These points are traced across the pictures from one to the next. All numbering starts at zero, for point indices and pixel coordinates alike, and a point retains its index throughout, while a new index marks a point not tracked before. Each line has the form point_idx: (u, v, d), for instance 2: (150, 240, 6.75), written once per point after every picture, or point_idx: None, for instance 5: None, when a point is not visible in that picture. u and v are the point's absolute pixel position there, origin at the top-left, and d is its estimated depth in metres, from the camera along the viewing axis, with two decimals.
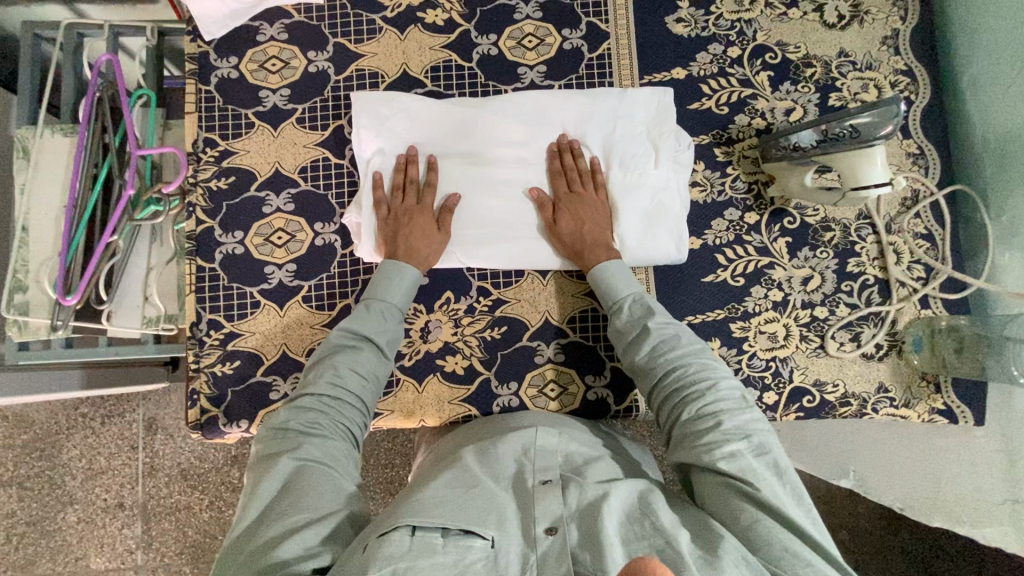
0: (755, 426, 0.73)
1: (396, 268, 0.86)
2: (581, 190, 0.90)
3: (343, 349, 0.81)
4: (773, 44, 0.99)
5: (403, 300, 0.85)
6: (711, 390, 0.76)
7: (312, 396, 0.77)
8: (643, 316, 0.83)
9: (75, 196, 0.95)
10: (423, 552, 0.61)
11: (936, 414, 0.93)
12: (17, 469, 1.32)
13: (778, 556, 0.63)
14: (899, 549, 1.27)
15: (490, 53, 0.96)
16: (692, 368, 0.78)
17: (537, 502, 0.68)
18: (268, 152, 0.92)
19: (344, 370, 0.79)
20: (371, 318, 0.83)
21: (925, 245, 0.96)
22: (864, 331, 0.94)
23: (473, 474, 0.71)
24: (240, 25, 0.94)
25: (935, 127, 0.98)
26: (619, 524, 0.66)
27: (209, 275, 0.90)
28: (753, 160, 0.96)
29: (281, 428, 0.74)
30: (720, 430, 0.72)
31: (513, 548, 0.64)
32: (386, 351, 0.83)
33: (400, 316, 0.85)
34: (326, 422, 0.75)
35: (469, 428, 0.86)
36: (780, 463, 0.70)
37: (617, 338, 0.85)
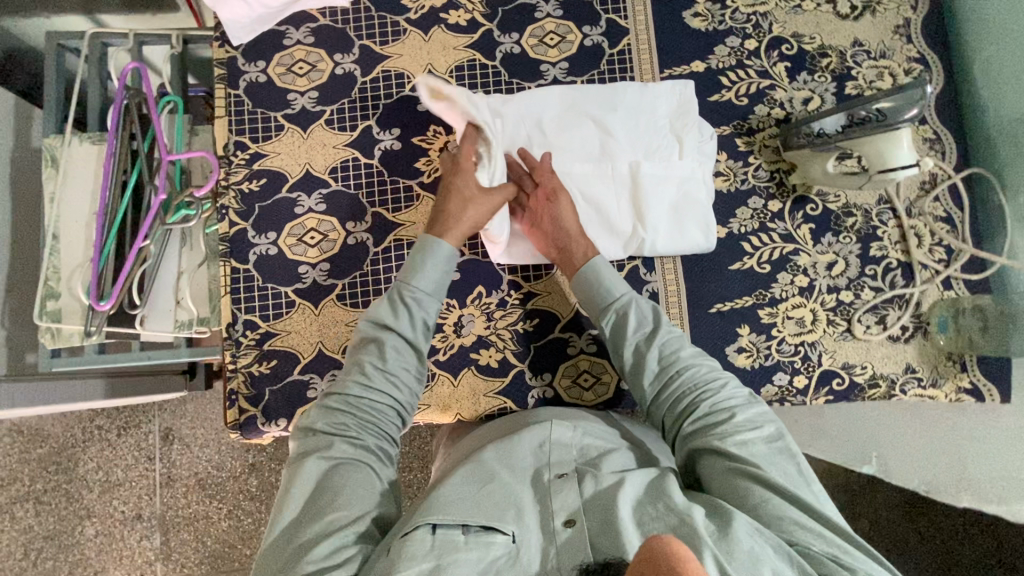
0: (763, 417, 0.74)
1: (428, 250, 0.85)
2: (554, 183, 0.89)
3: (370, 341, 0.80)
4: (789, 35, 1.01)
5: (432, 285, 0.84)
6: (719, 385, 0.77)
7: (340, 396, 0.77)
8: (649, 316, 0.83)
9: (105, 203, 0.96)
10: (447, 550, 0.62)
11: (964, 392, 0.95)
12: (35, 483, 1.32)
13: (794, 532, 0.64)
14: (920, 534, 1.28)
15: (513, 51, 0.98)
16: (699, 366, 0.78)
17: (554, 496, 0.68)
18: (299, 154, 0.93)
19: (372, 367, 0.78)
20: (397, 309, 0.82)
21: (945, 227, 0.97)
22: (889, 314, 0.96)
23: (490, 468, 0.72)
24: (267, 30, 0.96)
25: (950, 112, 1.00)
26: (634, 510, 0.66)
27: (244, 276, 0.90)
28: (774, 149, 0.98)
29: (310, 428, 0.75)
30: (733, 421, 0.73)
31: (533, 541, 0.65)
32: (415, 339, 0.82)
33: (430, 301, 0.83)
34: (355, 422, 0.75)
35: (490, 427, 0.86)
36: (790, 450, 0.71)
37: (618, 338, 0.82)
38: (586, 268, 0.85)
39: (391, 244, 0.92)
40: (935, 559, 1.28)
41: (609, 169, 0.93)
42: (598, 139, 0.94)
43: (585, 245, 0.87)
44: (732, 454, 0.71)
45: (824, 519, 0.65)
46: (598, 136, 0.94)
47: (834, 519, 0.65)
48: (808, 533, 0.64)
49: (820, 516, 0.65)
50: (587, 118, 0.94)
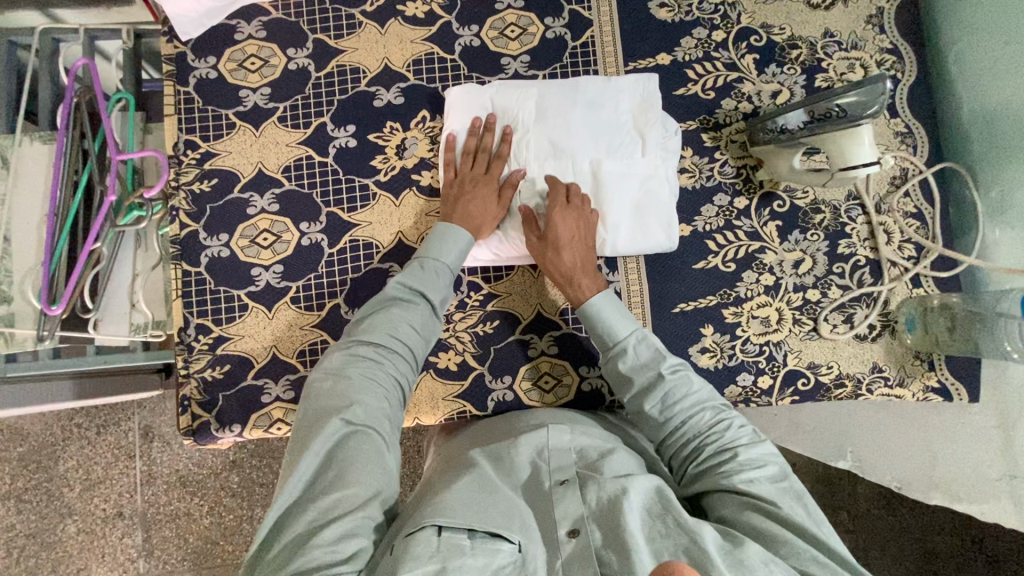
0: (768, 455, 0.72)
1: (449, 230, 0.84)
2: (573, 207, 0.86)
3: (396, 304, 0.80)
4: (758, 26, 0.98)
5: (457, 259, 0.84)
6: (724, 427, 0.74)
7: (365, 351, 0.75)
8: (652, 359, 0.79)
9: (55, 203, 0.93)
10: (451, 553, 0.59)
11: (931, 392, 0.94)
12: (15, 482, 1.31)
13: (806, 568, 0.61)
14: (900, 528, 1.27)
15: (472, 44, 0.95)
16: (704, 410, 0.76)
17: (556, 505, 0.68)
18: (250, 152, 0.91)
19: (398, 328, 0.78)
20: (426, 276, 0.82)
21: (915, 224, 0.95)
22: (857, 313, 0.94)
23: (493, 481, 0.71)
24: (216, 24, 0.92)
25: (923, 105, 0.98)
26: (642, 522, 0.65)
27: (196, 280, 0.88)
28: (741, 144, 0.96)
29: (331, 380, 0.73)
30: (737, 461, 0.70)
31: (538, 553, 0.64)
32: (438, 311, 0.82)
33: (452, 276, 0.84)
34: (380, 379, 0.74)
35: (478, 427, 0.87)
36: (798, 488, 0.68)
37: (621, 381, 0.81)
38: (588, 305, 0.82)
39: (347, 244, 0.90)
40: (915, 554, 1.26)
41: (574, 168, 0.90)
42: (561, 134, 0.91)
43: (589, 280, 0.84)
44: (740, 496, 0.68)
45: (839, 556, 0.62)
46: (562, 131, 0.91)
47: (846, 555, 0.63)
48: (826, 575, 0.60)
49: (833, 551, 0.63)
50: (549, 113, 0.91)
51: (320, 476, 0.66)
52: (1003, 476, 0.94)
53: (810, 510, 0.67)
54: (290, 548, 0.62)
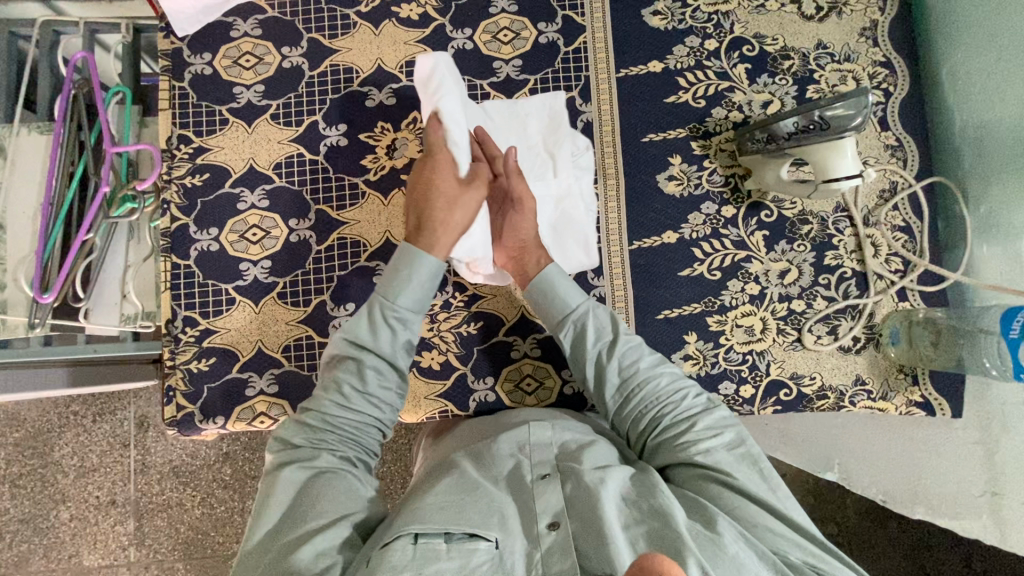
0: (722, 421, 0.73)
1: (407, 263, 0.78)
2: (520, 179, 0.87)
3: (344, 362, 0.76)
4: (751, 36, 0.98)
5: (414, 302, 0.78)
6: (679, 396, 0.75)
7: (314, 413, 0.74)
8: (606, 329, 0.80)
9: (51, 193, 0.95)
10: (428, 559, 0.60)
11: (914, 406, 0.93)
12: (10, 467, 1.33)
13: (770, 539, 0.63)
14: (891, 542, 1.22)
15: (465, 47, 0.95)
16: (659, 378, 0.76)
17: (537, 498, 0.67)
18: (243, 149, 0.92)
19: (347, 389, 0.74)
20: (377, 329, 0.77)
21: (903, 237, 0.95)
22: (842, 324, 0.94)
23: (473, 478, 0.70)
24: (213, 21, 0.94)
25: (914, 119, 0.98)
26: (620, 510, 0.66)
27: (185, 273, 0.90)
28: (731, 153, 0.96)
29: (286, 443, 0.73)
30: (695, 431, 0.72)
31: (517, 547, 0.63)
32: (396, 359, 0.77)
33: (411, 320, 0.78)
34: (331, 439, 0.73)
35: (463, 425, 0.87)
36: (753, 454, 0.70)
37: (576, 350, 0.80)
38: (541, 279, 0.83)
39: (335, 241, 0.91)
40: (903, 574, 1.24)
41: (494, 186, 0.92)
42: None
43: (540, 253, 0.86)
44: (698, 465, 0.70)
45: (799, 526, 0.65)
46: None
47: (804, 521, 0.66)
48: (785, 543, 0.63)
49: (793, 521, 0.65)
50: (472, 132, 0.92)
51: (285, 517, 0.66)
52: (986, 494, 0.95)
53: (766, 476, 0.69)
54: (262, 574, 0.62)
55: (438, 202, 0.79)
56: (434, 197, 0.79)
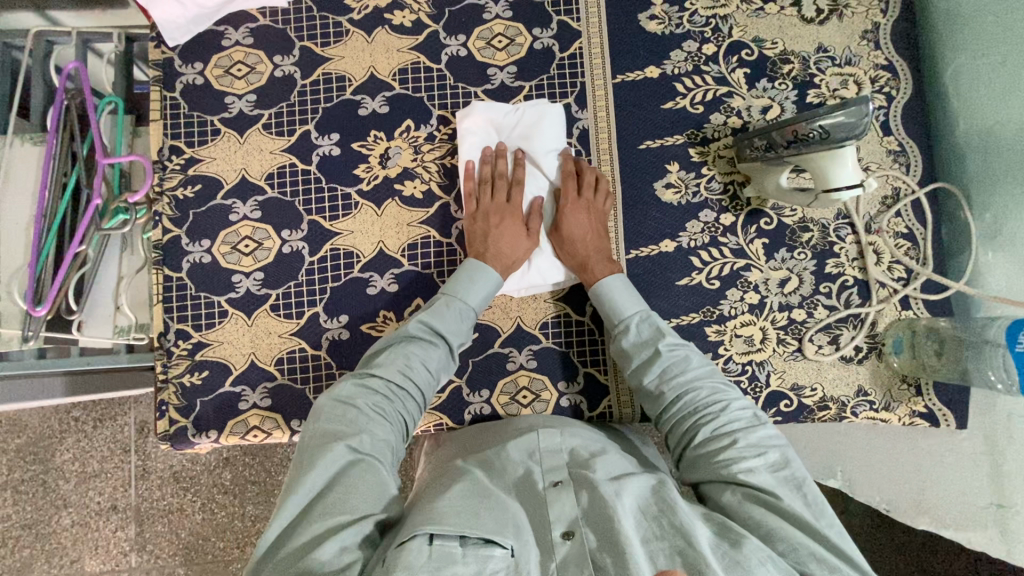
0: (763, 438, 0.70)
1: (480, 270, 0.84)
2: (587, 199, 0.89)
3: (417, 340, 0.80)
4: (749, 40, 0.96)
5: (482, 302, 0.84)
6: (721, 409, 0.73)
7: (382, 378, 0.76)
8: (652, 338, 0.80)
9: (44, 205, 0.95)
10: (443, 563, 0.59)
11: (917, 416, 0.92)
12: (13, 472, 1.33)
13: (807, 565, 0.61)
14: (894, 547, 1.20)
15: (459, 54, 0.94)
16: (699, 387, 0.76)
17: (551, 505, 0.66)
18: (234, 159, 0.91)
19: (416, 363, 0.78)
20: (448, 315, 0.82)
21: (906, 245, 0.94)
22: (843, 334, 0.92)
23: (485, 484, 0.70)
24: (204, 30, 0.93)
25: (917, 123, 0.96)
26: (636, 523, 0.64)
27: (177, 285, 0.89)
28: (729, 160, 0.94)
29: (345, 401, 0.73)
30: (737, 448, 0.69)
31: (531, 557, 0.63)
32: (456, 353, 0.82)
33: (474, 319, 0.83)
34: (389, 410, 0.74)
35: (466, 432, 0.87)
36: (797, 476, 0.67)
37: (623, 360, 0.82)
38: (600, 288, 0.84)
39: (328, 252, 0.90)
40: None
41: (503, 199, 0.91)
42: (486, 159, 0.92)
43: (601, 266, 0.86)
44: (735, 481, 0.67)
45: (838, 550, 0.61)
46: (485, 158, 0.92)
47: (847, 549, 0.62)
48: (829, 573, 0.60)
49: (832, 547, 0.62)
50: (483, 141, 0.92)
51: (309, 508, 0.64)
52: (990, 506, 0.89)
53: (810, 499, 0.65)
54: (291, 557, 0.61)
55: (502, 242, 0.86)
56: (495, 237, 0.86)
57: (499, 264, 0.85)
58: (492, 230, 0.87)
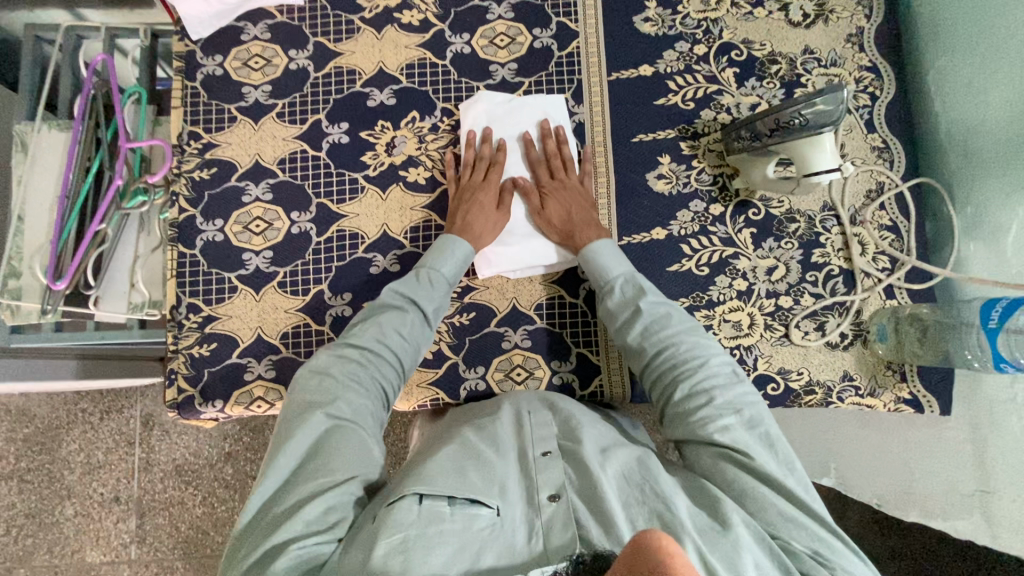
0: (737, 393, 0.73)
1: (448, 243, 0.88)
2: (564, 176, 0.95)
3: (392, 310, 0.83)
4: (739, 42, 1.02)
5: (453, 271, 0.88)
6: (700, 364, 0.76)
7: (356, 348, 0.79)
8: (634, 297, 0.84)
9: (67, 186, 1.00)
10: (433, 521, 0.61)
11: (902, 402, 0.94)
12: (19, 462, 1.36)
13: (779, 527, 0.64)
14: (890, 553, 1.19)
15: (463, 51, 1.00)
16: (680, 342, 0.78)
17: (539, 473, 0.69)
18: (249, 145, 0.97)
19: (389, 330, 0.81)
20: (420, 286, 0.86)
21: (890, 236, 0.97)
22: (829, 321, 0.95)
23: (474, 445, 0.72)
24: (225, 26, 0.99)
25: (900, 122, 1.00)
26: (618, 487, 0.67)
27: (191, 261, 0.94)
28: (719, 154, 0.99)
29: (321, 371, 0.76)
30: (713, 405, 0.72)
31: (517, 515, 0.65)
32: (431, 319, 0.85)
33: (448, 286, 0.87)
34: (366, 375, 0.77)
35: (464, 408, 0.89)
36: (763, 430, 0.70)
37: (609, 318, 0.86)
38: (585, 253, 0.89)
39: (334, 233, 0.95)
40: None
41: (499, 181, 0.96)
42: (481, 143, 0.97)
43: (589, 231, 0.91)
44: (709, 433, 0.70)
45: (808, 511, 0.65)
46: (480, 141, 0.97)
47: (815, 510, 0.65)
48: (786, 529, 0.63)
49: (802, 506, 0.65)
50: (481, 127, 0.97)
51: (297, 472, 0.67)
52: (975, 493, 0.90)
53: (780, 456, 0.69)
54: (276, 523, 0.63)
55: (476, 215, 0.91)
56: (471, 210, 0.91)
57: (473, 233, 0.90)
58: (467, 204, 0.92)
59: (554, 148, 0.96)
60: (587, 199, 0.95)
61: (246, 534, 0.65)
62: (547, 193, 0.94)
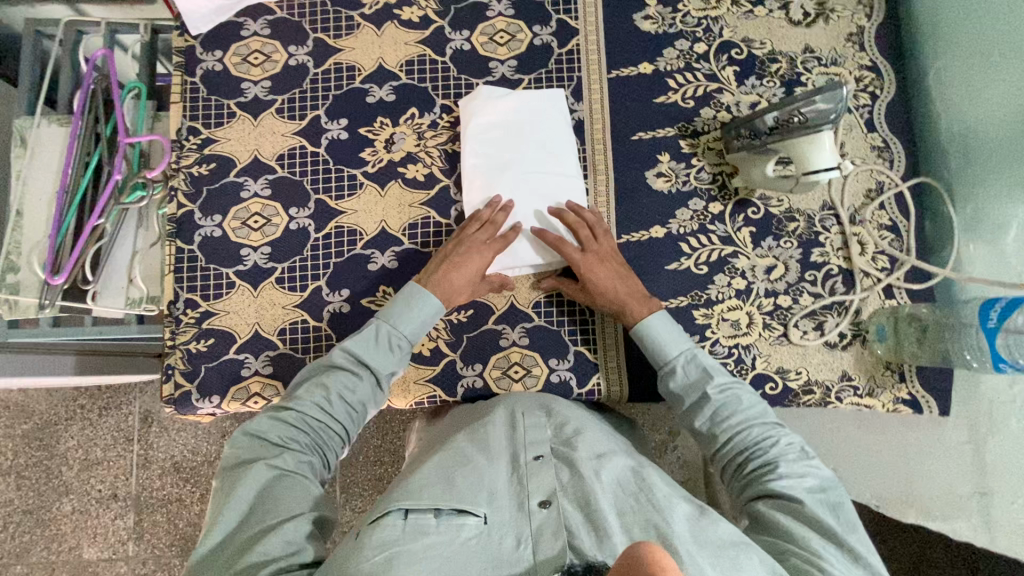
0: (811, 470, 0.72)
1: (416, 299, 0.85)
2: (598, 245, 0.90)
3: (338, 370, 0.81)
4: (739, 40, 1.02)
5: (412, 332, 0.84)
6: (771, 445, 0.74)
7: (299, 413, 0.76)
8: (700, 380, 0.81)
9: (66, 180, 1.00)
10: (418, 533, 0.60)
11: (901, 403, 0.94)
12: (17, 458, 1.36)
13: None
14: (890, 558, 1.18)
15: (463, 47, 1.00)
16: (752, 416, 0.78)
17: (530, 478, 0.68)
18: (248, 140, 0.97)
19: (337, 397, 0.78)
20: (377, 346, 0.82)
21: (889, 236, 0.97)
22: (828, 321, 0.95)
23: (465, 454, 0.72)
24: (225, 21, 0.99)
25: (900, 121, 1.00)
26: (613, 498, 0.65)
27: (189, 256, 0.94)
28: (718, 152, 0.99)
29: (262, 435, 0.74)
30: (783, 471, 0.71)
31: (506, 521, 0.63)
32: (384, 383, 0.82)
33: (405, 348, 0.84)
34: (307, 440, 0.75)
35: (461, 411, 0.89)
36: (838, 504, 0.69)
37: (674, 398, 0.84)
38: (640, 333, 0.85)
39: (332, 230, 0.94)
40: None
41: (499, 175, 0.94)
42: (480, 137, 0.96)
43: (640, 305, 0.87)
44: (788, 513, 0.68)
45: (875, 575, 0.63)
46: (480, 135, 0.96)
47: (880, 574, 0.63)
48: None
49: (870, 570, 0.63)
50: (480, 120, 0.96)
51: (249, 514, 0.66)
52: (973, 494, 0.89)
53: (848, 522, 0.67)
54: (231, 555, 0.63)
55: (459, 272, 0.87)
56: (455, 267, 0.87)
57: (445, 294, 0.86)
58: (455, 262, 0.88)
59: (578, 216, 0.91)
60: (621, 268, 0.90)
61: (202, 560, 0.64)
62: (587, 264, 0.89)
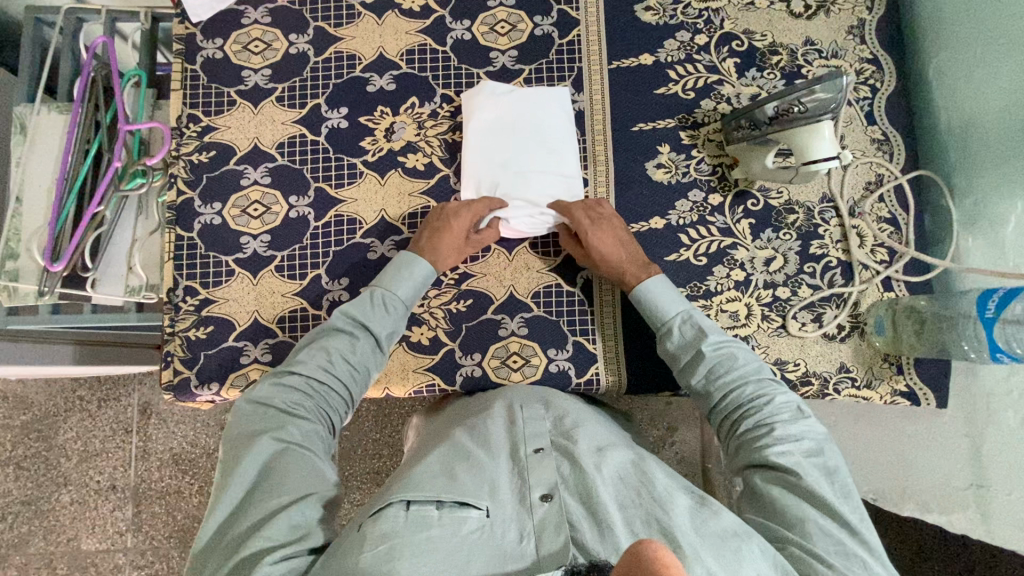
0: (806, 430, 0.72)
1: (407, 264, 0.87)
2: (602, 213, 0.90)
3: (341, 334, 0.81)
4: (740, 32, 1.01)
5: (409, 294, 0.86)
6: (764, 402, 0.75)
7: (301, 375, 0.77)
8: (695, 338, 0.82)
9: (66, 168, 0.99)
10: (419, 526, 0.59)
11: (898, 395, 0.94)
12: (16, 449, 1.36)
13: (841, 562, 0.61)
14: None
15: (464, 37, 1.00)
16: (745, 376, 0.78)
17: (531, 471, 0.67)
18: (248, 129, 0.96)
19: (338, 357, 0.79)
20: (374, 309, 0.83)
21: (889, 229, 0.97)
22: (826, 313, 0.95)
23: (465, 448, 0.72)
24: (226, 9, 0.99)
25: (901, 114, 1.00)
26: (614, 490, 0.65)
27: (188, 244, 0.94)
28: (718, 144, 0.99)
29: (265, 402, 0.74)
30: (775, 436, 0.71)
31: (508, 513, 0.63)
32: (384, 344, 0.83)
33: (402, 309, 0.85)
34: (311, 404, 0.75)
35: (461, 404, 0.89)
36: (831, 465, 0.69)
37: (670, 360, 0.85)
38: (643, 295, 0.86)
39: (332, 218, 0.94)
40: None
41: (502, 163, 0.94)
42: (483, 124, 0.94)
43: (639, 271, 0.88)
44: (779, 479, 0.68)
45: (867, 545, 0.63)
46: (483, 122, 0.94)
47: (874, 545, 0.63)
48: (865, 569, 0.61)
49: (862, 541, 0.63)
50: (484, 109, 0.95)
51: (254, 493, 0.65)
52: (969, 487, 0.85)
53: (841, 489, 0.67)
54: (236, 542, 0.62)
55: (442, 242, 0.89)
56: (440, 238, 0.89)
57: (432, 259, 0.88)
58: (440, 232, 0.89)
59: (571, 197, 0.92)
60: (621, 236, 0.90)
61: (206, 552, 0.63)
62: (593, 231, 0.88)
